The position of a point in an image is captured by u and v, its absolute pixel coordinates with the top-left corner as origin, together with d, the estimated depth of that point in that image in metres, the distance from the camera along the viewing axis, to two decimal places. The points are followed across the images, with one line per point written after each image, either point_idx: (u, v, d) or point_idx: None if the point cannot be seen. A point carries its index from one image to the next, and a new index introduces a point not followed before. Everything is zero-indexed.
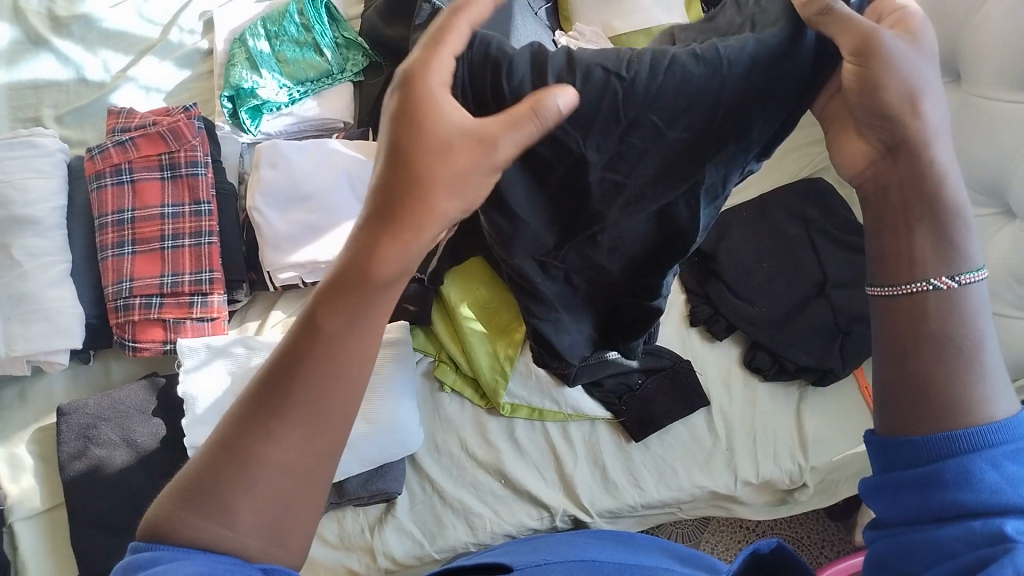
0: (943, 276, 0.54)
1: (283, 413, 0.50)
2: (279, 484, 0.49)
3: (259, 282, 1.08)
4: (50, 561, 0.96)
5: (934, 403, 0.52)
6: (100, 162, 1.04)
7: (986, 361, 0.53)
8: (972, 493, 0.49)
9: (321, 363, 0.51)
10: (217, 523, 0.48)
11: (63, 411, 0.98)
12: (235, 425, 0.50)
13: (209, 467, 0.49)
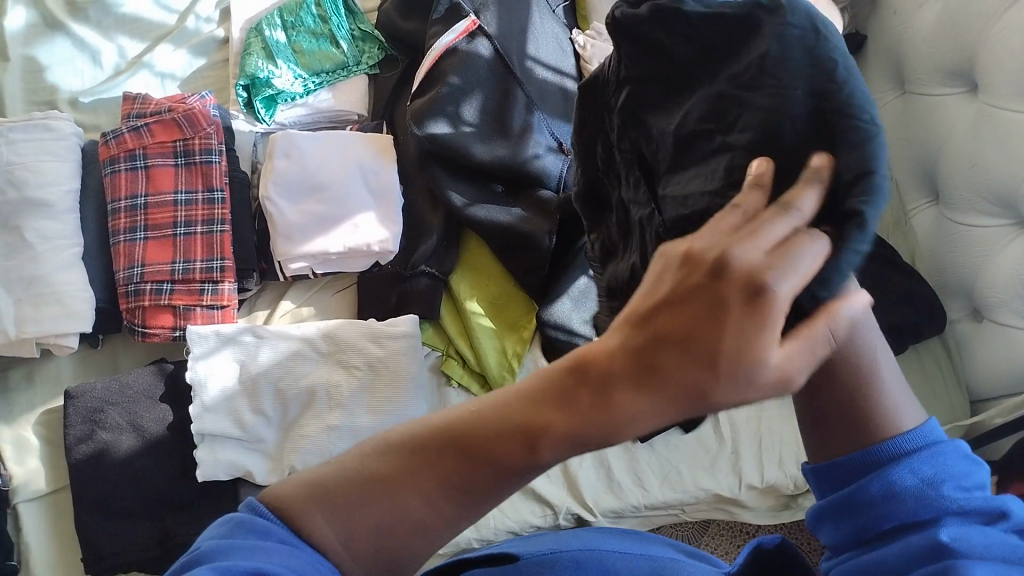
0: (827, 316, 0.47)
1: (438, 483, 0.43)
2: (393, 533, 0.43)
3: (270, 271, 1.08)
4: (54, 543, 0.96)
5: (852, 418, 0.47)
6: (114, 147, 1.04)
7: (883, 375, 0.47)
8: (903, 504, 0.45)
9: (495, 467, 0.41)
10: (334, 526, 0.43)
11: (70, 394, 0.98)
12: (394, 456, 0.44)
13: (366, 475, 0.44)
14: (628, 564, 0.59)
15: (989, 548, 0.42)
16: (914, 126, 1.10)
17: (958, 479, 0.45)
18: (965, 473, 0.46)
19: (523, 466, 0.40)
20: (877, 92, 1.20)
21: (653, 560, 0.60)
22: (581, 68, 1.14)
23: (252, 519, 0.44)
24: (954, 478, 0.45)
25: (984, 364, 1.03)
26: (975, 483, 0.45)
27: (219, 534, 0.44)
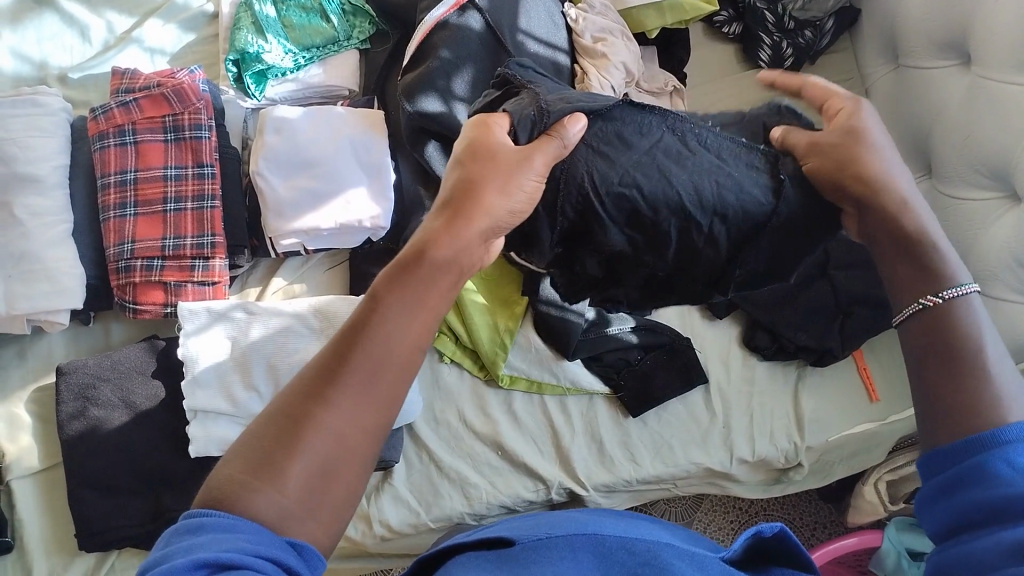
0: (930, 294, 0.59)
1: (340, 384, 0.53)
2: (331, 454, 0.51)
3: (261, 248, 1.07)
4: (47, 519, 0.96)
5: (958, 402, 0.54)
6: (103, 122, 1.03)
7: (994, 367, 0.55)
8: (995, 490, 0.48)
9: (377, 355, 0.54)
10: (270, 486, 0.49)
11: (62, 370, 0.99)
12: (293, 396, 0.53)
13: (273, 431, 0.51)
14: (625, 547, 0.57)
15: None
16: (907, 100, 1.10)
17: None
18: None
19: (392, 339, 0.55)
20: (870, 67, 1.19)
21: (646, 541, 0.57)
22: (573, 41, 1.13)
23: (189, 521, 0.47)
24: None
25: None
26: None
27: (165, 542, 0.46)
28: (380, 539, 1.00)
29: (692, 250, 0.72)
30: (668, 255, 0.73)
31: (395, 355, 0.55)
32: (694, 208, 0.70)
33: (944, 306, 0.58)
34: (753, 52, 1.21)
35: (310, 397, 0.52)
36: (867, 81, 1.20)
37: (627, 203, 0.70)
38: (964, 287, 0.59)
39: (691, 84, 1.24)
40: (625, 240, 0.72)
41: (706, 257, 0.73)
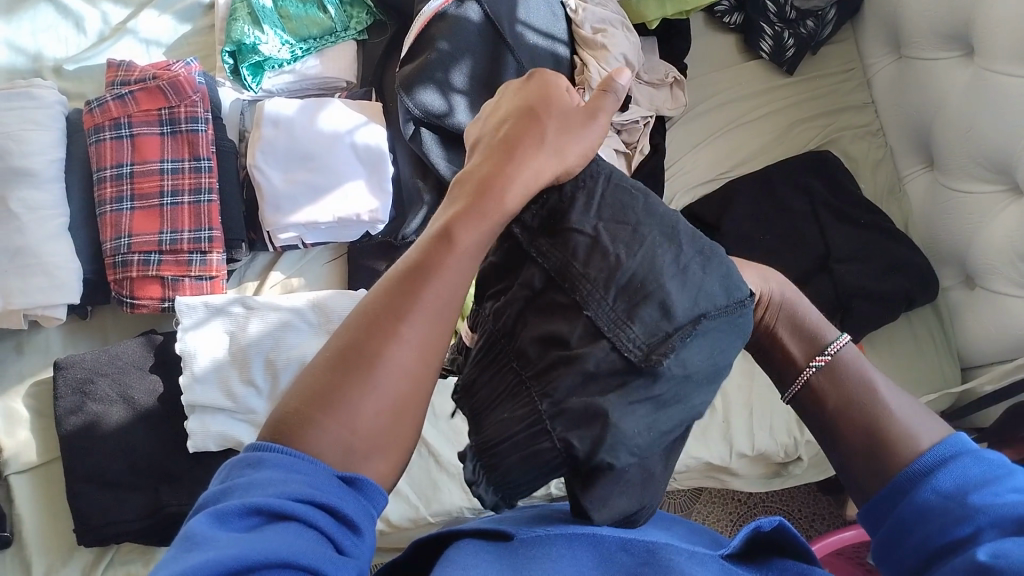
0: (817, 357, 0.57)
1: (411, 314, 0.45)
2: (404, 386, 0.44)
3: (259, 242, 1.07)
4: (45, 515, 0.96)
5: (882, 442, 0.51)
6: (99, 115, 1.03)
7: (896, 404, 0.53)
8: (931, 524, 0.46)
9: (452, 277, 0.46)
10: (337, 423, 0.42)
11: (59, 365, 0.98)
12: (358, 323, 0.45)
13: (336, 362, 0.44)
14: (623, 547, 0.56)
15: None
16: (910, 91, 1.09)
17: (987, 484, 0.45)
18: (994, 476, 0.46)
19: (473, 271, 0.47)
20: (872, 57, 1.19)
21: (646, 541, 0.57)
22: (572, 32, 1.12)
23: (250, 455, 0.42)
24: (984, 484, 0.45)
25: (975, 334, 1.03)
26: (1008, 488, 0.45)
27: (224, 476, 0.41)
28: (379, 533, 1.00)
29: (648, 275, 0.49)
30: (608, 301, 0.49)
31: (468, 274, 0.47)
32: (652, 227, 0.51)
33: (835, 360, 0.56)
34: (754, 42, 1.20)
35: (381, 321, 0.44)
36: (869, 72, 1.19)
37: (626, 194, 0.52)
38: (841, 337, 0.57)
39: (691, 74, 1.23)
40: (569, 246, 0.51)
41: (659, 301, 0.49)
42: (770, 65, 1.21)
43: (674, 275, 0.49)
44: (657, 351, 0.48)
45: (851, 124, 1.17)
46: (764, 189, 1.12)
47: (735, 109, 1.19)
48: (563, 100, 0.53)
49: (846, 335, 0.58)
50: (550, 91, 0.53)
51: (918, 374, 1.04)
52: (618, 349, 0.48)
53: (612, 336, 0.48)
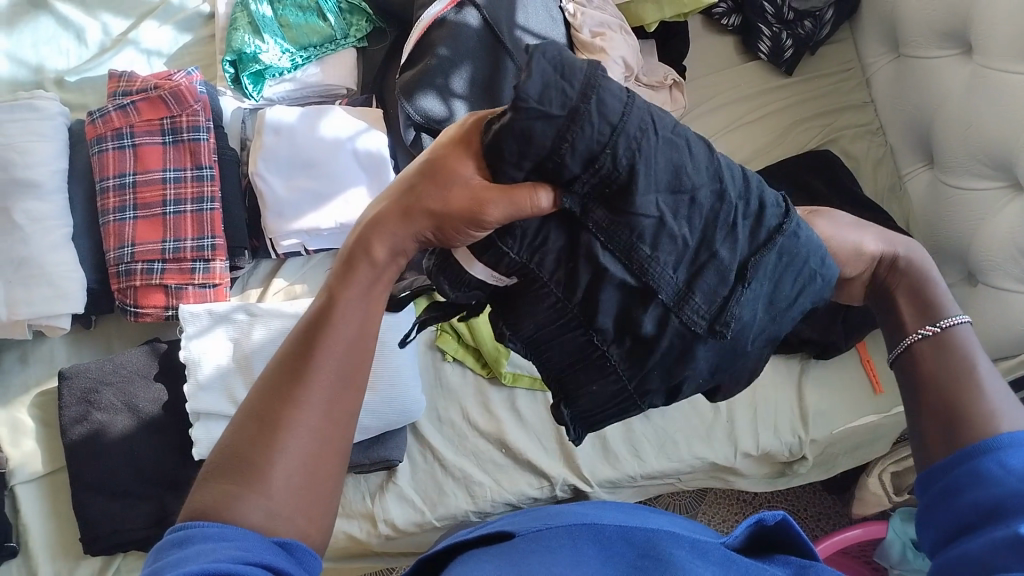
0: (927, 326, 0.59)
1: (306, 378, 0.51)
2: (313, 450, 0.49)
3: (263, 251, 1.09)
4: (51, 524, 0.96)
5: (962, 410, 0.53)
6: (101, 126, 1.03)
7: (986, 384, 0.55)
8: (989, 491, 0.48)
9: (335, 343, 0.52)
10: (255, 492, 0.47)
11: (64, 375, 0.99)
12: (257, 398, 0.51)
13: (246, 433, 0.49)
14: (624, 538, 0.56)
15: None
16: (909, 89, 1.09)
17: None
18: None
19: (353, 341, 0.53)
20: (870, 57, 1.19)
21: (647, 532, 0.57)
22: (571, 37, 1.13)
23: (177, 535, 0.45)
24: None
25: (978, 331, 1.03)
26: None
27: (160, 556, 0.45)
28: (385, 538, 1.00)
29: (706, 250, 0.55)
30: (680, 274, 0.55)
31: (357, 341, 0.54)
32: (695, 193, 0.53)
33: (944, 334, 0.58)
34: (752, 43, 1.20)
35: (274, 407, 0.50)
36: (868, 72, 1.19)
37: (676, 156, 0.53)
38: (959, 316, 0.59)
39: (690, 77, 1.23)
40: (634, 230, 0.53)
41: (716, 268, 0.55)
42: (768, 66, 1.21)
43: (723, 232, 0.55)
44: (717, 322, 0.56)
45: (852, 123, 1.17)
46: (765, 190, 1.12)
47: (735, 110, 1.19)
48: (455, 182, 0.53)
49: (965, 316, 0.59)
50: (447, 174, 0.53)
51: None
52: (685, 322, 0.56)
53: (677, 311, 0.55)
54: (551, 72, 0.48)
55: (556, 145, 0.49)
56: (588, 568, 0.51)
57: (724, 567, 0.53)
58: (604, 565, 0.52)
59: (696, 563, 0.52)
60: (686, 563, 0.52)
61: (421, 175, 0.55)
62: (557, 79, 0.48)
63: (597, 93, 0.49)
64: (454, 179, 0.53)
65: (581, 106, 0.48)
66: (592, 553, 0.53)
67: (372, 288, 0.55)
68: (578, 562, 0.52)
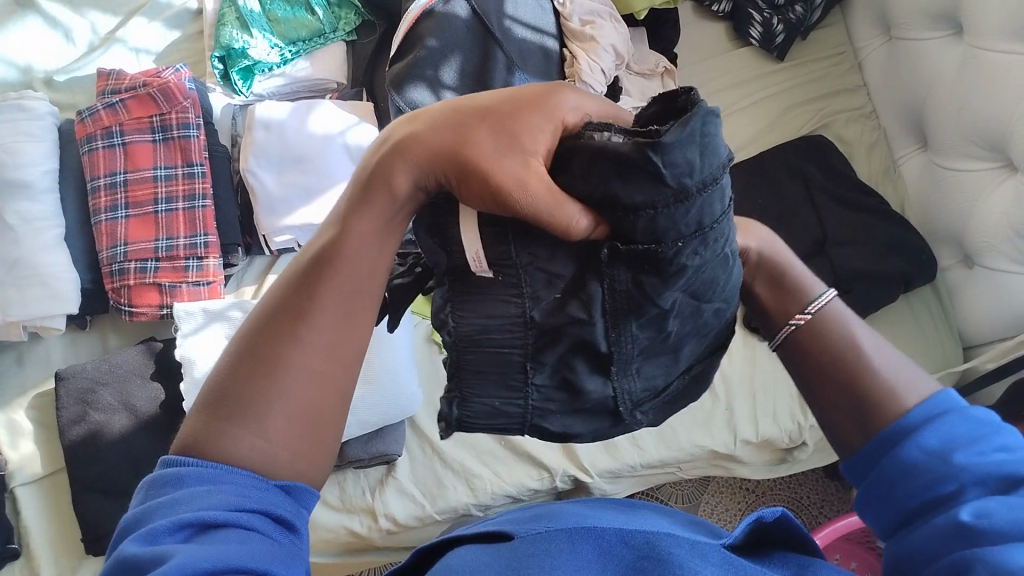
0: (799, 313, 0.53)
1: (309, 316, 0.46)
2: (308, 394, 0.45)
3: (255, 246, 1.08)
4: (52, 526, 0.96)
5: (861, 403, 0.49)
6: (91, 125, 1.03)
7: (878, 362, 0.50)
8: (919, 481, 0.44)
9: (341, 282, 0.47)
10: (248, 429, 0.43)
11: (61, 376, 0.98)
12: (252, 335, 0.46)
13: (239, 369, 0.45)
14: (622, 540, 0.56)
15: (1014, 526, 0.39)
16: (901, 72, 1.09)
17: (973, 444, 0.44)
18: (973, 435, 0.44)
19: (363, 275, 0.48)
20: (862, 40, 1.19)
21: (645, 532, 0.56)
22: (561, 26, 1.12)
23: (168, 471, 0.43)
24: (965, 444, 0.44)
25: (976, 314, 1.03)
26: (992, 447, 0.44)
27: (144, 496, 0.43)
28: (386, 533, 1.00)
29: (656, 337, 0.50)
30: (631, 336, 0.49)
31: (371, 276, 0.48)
32: (701, 295, 0.48)
33: (816, 319, 0.53)
34: (743, 29, 1.20)
35: (268, 345, 0.45)
36: (860, 55, 1.19)
37: (717, 270, 0.47)
38: (829, 293, 0.54)
39: (682, 64, 1.23)
40: (636, 311, 0.47)
41: (669, 355, 0.52)
42: (760, 51, 1.21)
43: (679, 329, 0.50)
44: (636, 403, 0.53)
45: (844, 107, 1.17)
46: (759, 176, 1.12)
47: (727, 97, 1.19)
48: (521, 140, 0.43)
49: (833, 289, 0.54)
50: (515, 124, 0.44)
51: (919, 355, 1.05)
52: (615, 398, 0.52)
53: (617, 389, 0.51)
54: (704, 142, 0.39)
55: (648, 206, 0.40)
56: None
57: (725, 566, 0.52)
58: (603, 569, 0.52)
59: (698, 563, 0.52)
60: (686, 563, 0.51)
61: (487, 112, 0.44)
62: (695, 164, 0.39)
63: (713, 188, 0.41)
64: (528, 137, 0.43)
65: (694, 191, 0.40)
66: (591, 557, 0.53)
67: (389, 220, 0.48)
68: (579, 567, 0.52)
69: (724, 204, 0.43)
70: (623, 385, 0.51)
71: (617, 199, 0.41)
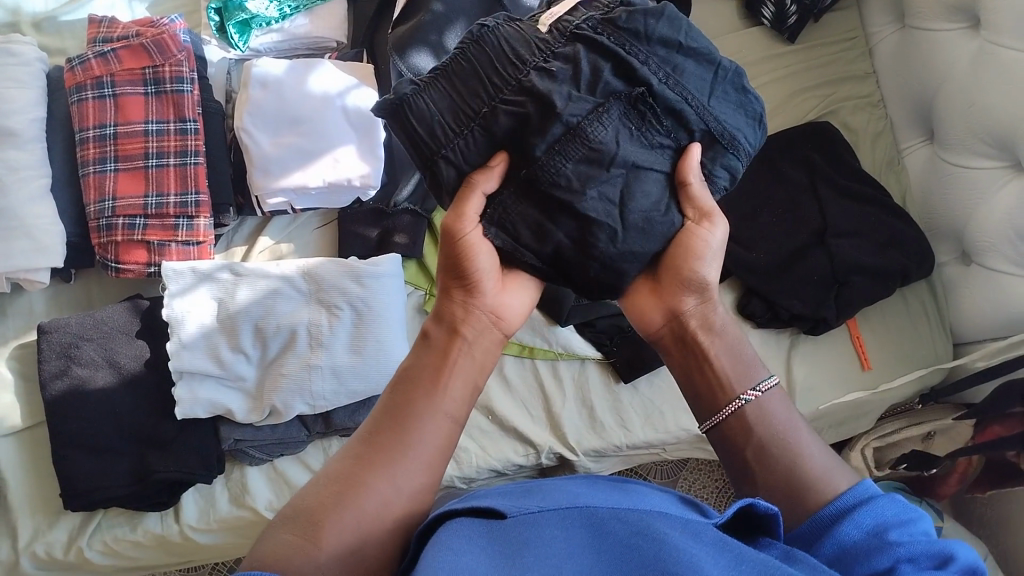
0: (748, 390, 0.62)
1: (384, 456, 0.57)
2: (382, 515, 0.54)
3: (247, 207, 1.05)
4: (32, 480, 0.96)
5: (803, 487, 0.56)
6: (81, 74, 0.99)
7: (804, 454, 0.58)
8: (854, 560, 0.49)
9: (414, 429, 0.59)
10: (312, 544, 0.51)
11: (44, 329, 0.96)
12: (338, 466, 0.57)
13: (322, 490, 0.55)
14: (617, 517, 0.53)
15: None
16: (912, 63, 1.07)
17: (903, 524, 0.50)
18: (902, 518, 0.50)
19: (430, 431, 0.60)
20: (875, 26, 1.16)
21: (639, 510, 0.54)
22: None
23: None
24: (896, 525, 0.50)
25: (970, 310, 1.03)
26: (919, 530, 0.50)
27: None
28: None
29: (572, 185, 0.62)
30: (563, 164, 0.61)
31: (437, 427, 0.60)
32: (631, 200, 0.63)
33: (763, 399, 0.61)
34: (756, 9, 1.17)
35: (351, 472, 0.56)
36: (871, 41, 1.17)
37: (653, 187, 0.64)
38: (771, 378, 0.63)
39: None
40: (593, 137, 0.61)
41: (557, 233, 0.64)
42: (772, 32, 1.18)
43: (588, 207, 0.62)
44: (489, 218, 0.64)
45: (852, 94, 1.15)
46: (762, 161, 1.11)
47: None
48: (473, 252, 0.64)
49: (774, 377, 0.63)
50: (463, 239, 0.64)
51: (912, 349, 1.05)
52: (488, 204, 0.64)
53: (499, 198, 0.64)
54: (739, 116, 0.65)
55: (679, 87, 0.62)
56: (585, 559, 0.49)
57: (717, 546, 0.50)
58: (596, 551, 0.50)
59: (688, 546, 0.48)
60: (677, 544, 0.48)
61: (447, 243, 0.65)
62: (713, 88, 0.64)
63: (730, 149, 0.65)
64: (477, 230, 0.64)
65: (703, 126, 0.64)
66: (585, 539, 0.51)
67: (436, 375, 0.63)
68: (574, 553, 0.49)
69: (716, 173, 0.66)
70: (503, 197, 0.64)
71: (678, 73, 0.63)
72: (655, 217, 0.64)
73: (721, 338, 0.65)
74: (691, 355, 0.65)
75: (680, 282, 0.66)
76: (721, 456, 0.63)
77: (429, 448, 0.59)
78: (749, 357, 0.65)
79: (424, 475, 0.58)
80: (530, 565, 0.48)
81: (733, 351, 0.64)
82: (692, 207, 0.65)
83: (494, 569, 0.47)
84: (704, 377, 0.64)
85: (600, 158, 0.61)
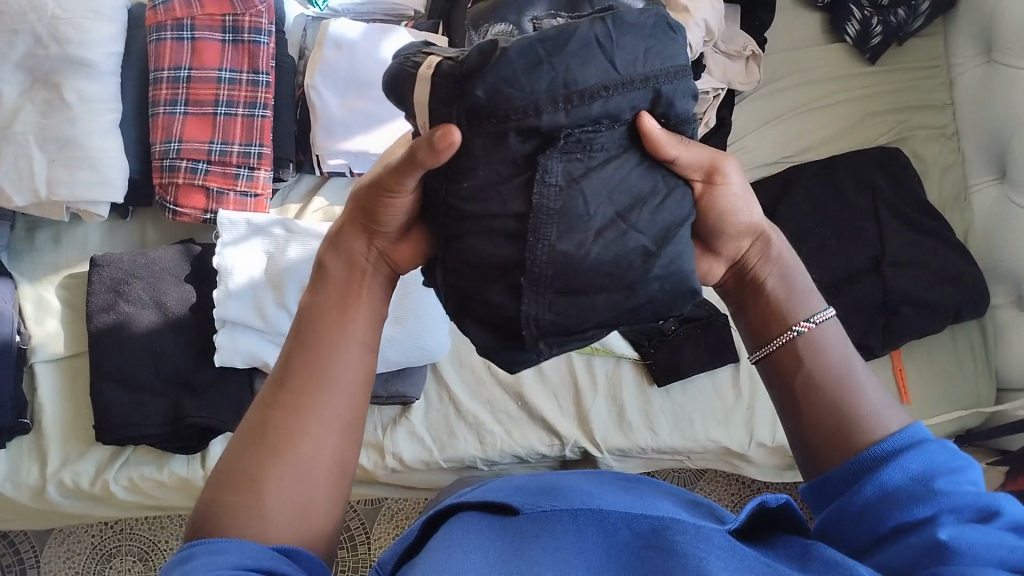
0: (801, 321, 0.57)
1: (294, 410, 0.52)
2: (313, 477, 0.51)
3: (307, 165, 1.06)
4: (66, 407, 0.97)
5: (848, 422, 0.52)
6: (162, 14, 0.99)
7: (856, 387, 0.55)
8: (899, 503, 0.46)
9: (326, 369, 0.54)
10: (250, 513, 0.49)
11: (97, 262, 0.98)
12: (250, 429, 0.52)
13: (241, 458, 0.51)
14: (629, 523, 0.51)
15: (988, 545, 0.41)
16: (993, 99, 1.05)
17: (953, 473, 0.46)
18: (953, 467, 0.47)
19: (341, 370, 0.55)
20: (958, 56, 1.13)
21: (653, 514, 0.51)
22: None
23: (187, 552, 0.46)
24: (947, 473, 0.46)
25: (1018, 357, 1.01)
26: (968, 480, 0.47)
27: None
28: (391, 470, 1.01)
29: (575, 253, 0.50)
30: (547, 241, 0.50)
31: (351, 367, 0.55)
32: (636, 208, 0.51)
33: (817, 330, 0.57)
34: (840, 25, 1.15)
35: (267, 424, 0.52)
36: (953, 71, 1.14)
37: (647, 179, 0.52)
38: (827, 310, 0.58)
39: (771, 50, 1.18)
40: (557, 199, 0.49)
41: (610, 283, 0.51)
42: (852, 50, 1.16)
43: (599, 255, 0.50)
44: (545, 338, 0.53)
45: (927, 123, 1.13)
46: (826, 179, 1.09)
47: (811, 92, 1.15)
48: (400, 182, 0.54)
49: (832, 308, 0.58)
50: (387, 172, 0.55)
51: (951, 388, 1.04)
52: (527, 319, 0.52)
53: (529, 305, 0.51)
54: (650, 41, 0.49)
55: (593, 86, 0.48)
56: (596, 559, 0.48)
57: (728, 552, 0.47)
58: (605, 557, 0.48)
59: (696, 551, 0.46)
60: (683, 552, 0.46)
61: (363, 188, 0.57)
62: (640, 54, 0.49)
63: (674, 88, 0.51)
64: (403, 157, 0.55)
65: (639, 80, 0.49)
66: (597, 537, 0.50)
67: (343, 309, 0.57)
68: (583, 546, 0.49)
69: (683, 110, 0.52)
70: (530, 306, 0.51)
71: (571, 71, 0.47)
72: (677, 213, 0.53)
73: (779, 273, 0.59)
74: (748, 291, 0.60)
75: (725, 236, 0.59)
76: (769, 390, 0.59)
77: (341, 388, 0.54)
78: (801, 285, 0.59)
79: (338, 423, 0.53)
80: (539, 559, 0.48)
81: (790, 282, 0.59)
82: (693, 168, 0.54)
83: (503, 562, 0.48)
84: (756, 307, 0.59)
85: (572, 210, 0.50)
